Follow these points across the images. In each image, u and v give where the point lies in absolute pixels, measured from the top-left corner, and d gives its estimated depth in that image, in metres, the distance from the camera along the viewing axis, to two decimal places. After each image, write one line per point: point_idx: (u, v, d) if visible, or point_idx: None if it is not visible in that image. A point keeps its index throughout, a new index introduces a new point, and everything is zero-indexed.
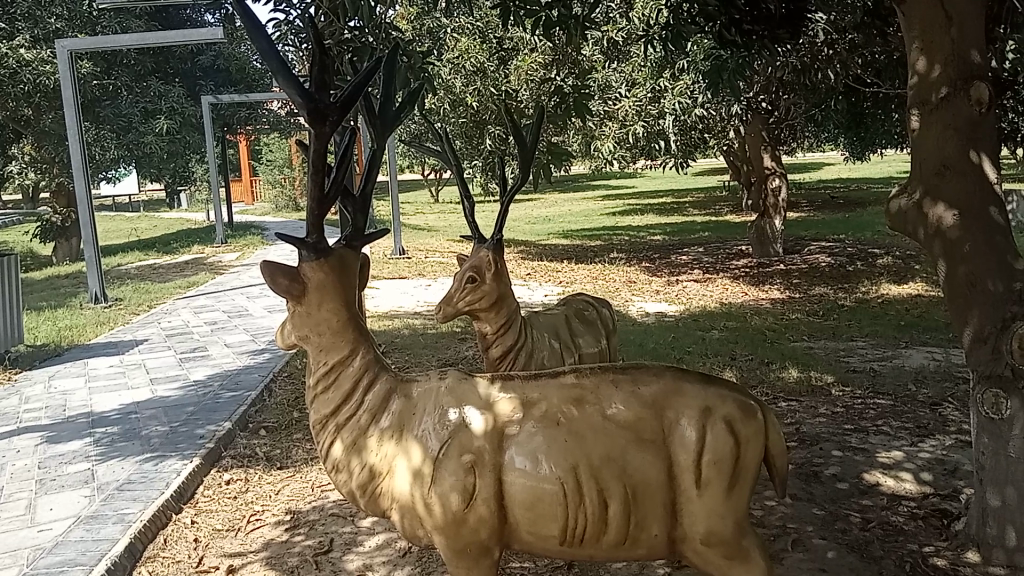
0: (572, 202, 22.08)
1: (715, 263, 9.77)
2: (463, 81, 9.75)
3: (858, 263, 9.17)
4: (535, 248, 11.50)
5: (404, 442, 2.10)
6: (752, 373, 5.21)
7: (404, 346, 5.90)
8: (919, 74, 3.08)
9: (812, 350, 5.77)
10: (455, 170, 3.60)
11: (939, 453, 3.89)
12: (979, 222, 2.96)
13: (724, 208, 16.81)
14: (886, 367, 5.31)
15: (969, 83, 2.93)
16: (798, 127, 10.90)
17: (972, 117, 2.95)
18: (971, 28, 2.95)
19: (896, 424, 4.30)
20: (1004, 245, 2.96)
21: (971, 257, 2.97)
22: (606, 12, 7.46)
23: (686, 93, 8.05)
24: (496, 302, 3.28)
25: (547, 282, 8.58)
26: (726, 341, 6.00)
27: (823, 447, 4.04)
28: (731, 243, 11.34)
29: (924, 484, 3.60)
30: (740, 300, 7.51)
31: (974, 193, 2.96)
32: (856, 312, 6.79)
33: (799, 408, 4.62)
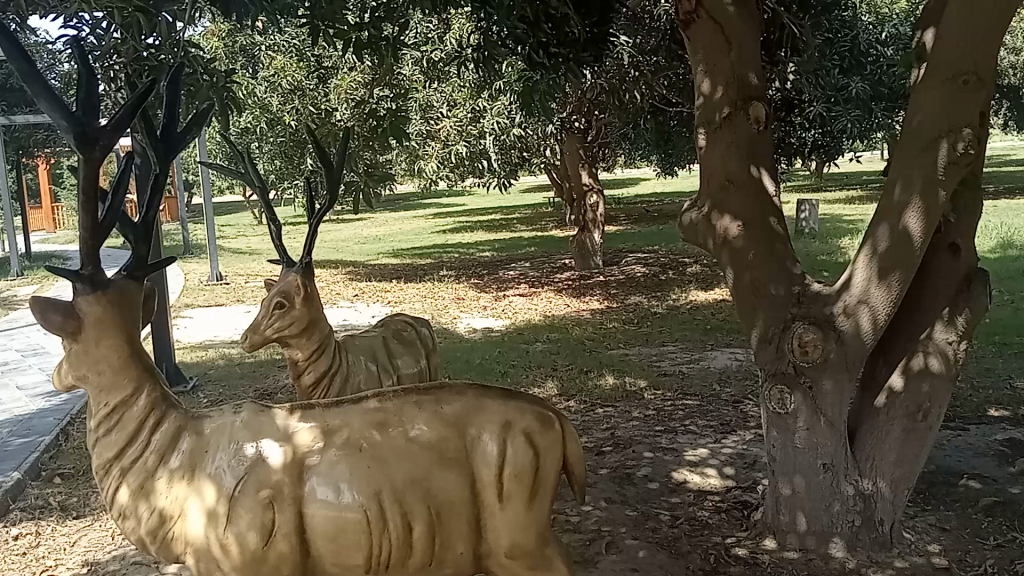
0: (402, 221, 22.03)
1: (540, 277, 10.04)
2: (280, 100, 9.50)
3: (669, 272, 9.71)
4: (363, 269, 11.37)
5: (196, 483, 2.00)
6: (572, 383, 5.37)
7: (219, 377, 5.65)
8: (704, 95, 3.29)
9: (628, 356, 6.03)
10: (260, 193, 3.49)
11: (739, 448, 4.16)
12: (760, 232, 3.20)
13: (549, 224, 17.32)
14: (693, 369, 5.63)
15: (748, 103, 3.17)
16: (613, 144, 11.42)
17: (751, 135, 3.20)
18: (748, 52, 3.19)
19: (702, 422, 4.56)
20: (783, 252, 3.22)
21: (755, 264, 3.20)
22: (425, 32, 7.90)
23: (505, 113, 8.53)
24: (307, 326, 3.19)
25: (374, 302, 8.51)
26: (548, 352, 6.17)
27: (635, 450, 4.21)
28: (555, 257, 11.69)
29: (727, 478, 3.84)
30: (562, 312, 7.74)
31: (755, 206, 3.20)
32: (668, 318, 7.18)
33: (614, 413, 4.80)
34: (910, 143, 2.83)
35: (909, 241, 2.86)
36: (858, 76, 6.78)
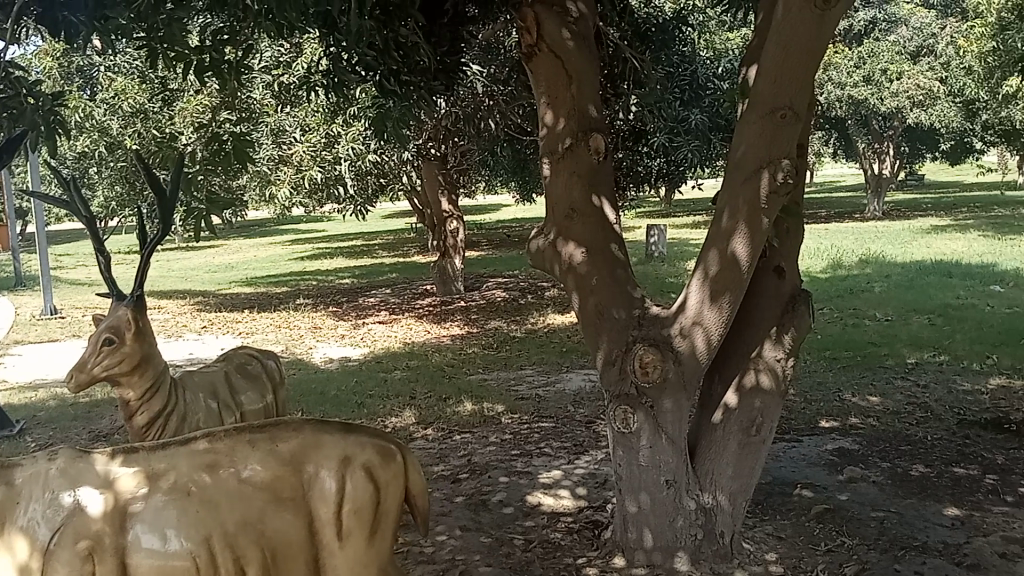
0: (259, 248, 21.37)
1: (400, 303, 9.98)
2: (121, 123, 9.12)
3: (528, 296, 9.87)
4: (216, 298, 10.94)
5: (5, 537, 1.85)
6: (429, 411, 5.35)
7: (52, 419, 5.27)
8: (546, 126, 3.38)
9: (486, 381, 6.06)
10: (86, 222, 3.29)
11: (592, 468, 4.26)
12: (602, 258, 3.31)
13: (411, 250, 17.27)
14: (549, 392, 5.73)
15: (588, 134, 3.28)
16: (471, 170, 11.54)
17: (591, 165, 3.31)
18: (587, 85, 3.30)
19: (557, 444, 4.64)
20: (623, 277, 3.34)
21: (598, 289, 3.31)
22: (278, 54, 7.88)
23: (359, 138, 8.57)
24: (139, 363, 3.04)
25: (225, 334, 8.19)
26: (406, 380, 6.12)
27: (491, 475, 4.23)
28: (416, 283, 11.65)
29: (579, 498, 3.91)
30: (422, 339, 7.71)
31: (597, 233, 3.30)
32: (526, 342, 7.29)
33: (472, 439, 4.82)
34: (735, 173, 3.00)
35: (736, 265, 3.03)
36: (696, 108, 7.18)
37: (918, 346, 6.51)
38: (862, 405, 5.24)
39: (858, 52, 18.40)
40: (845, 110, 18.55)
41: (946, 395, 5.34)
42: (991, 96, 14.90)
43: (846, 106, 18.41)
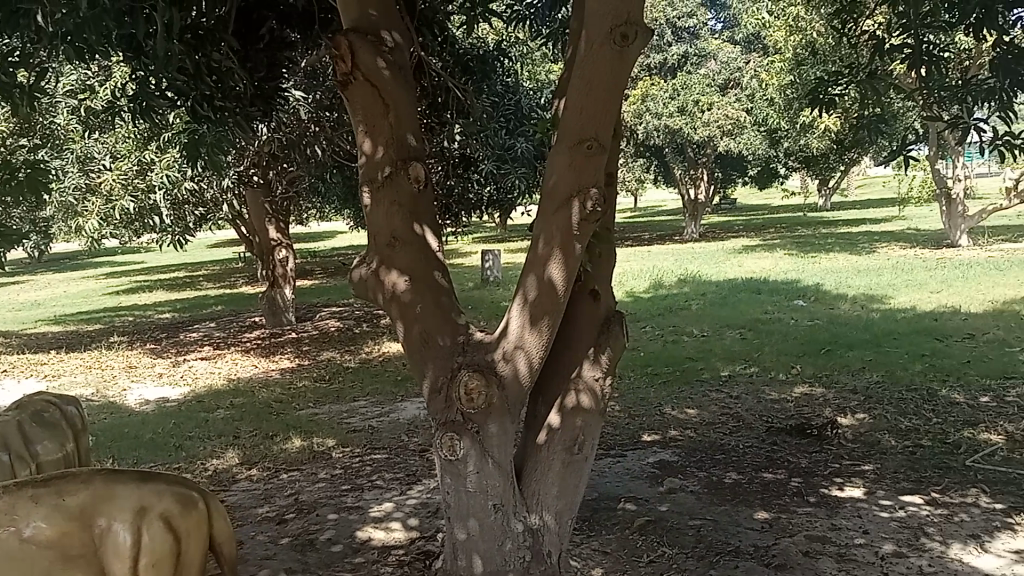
0: (70, 283, 19.88)
1: (227, 337, 9.57)
2: None
3: (362, 325, 9.73)
4: (18, 339, 10.07)
5: None
6: (256, 450, 5.14)
7: None
8: (365, 154, 3.34)
9: (316, 415, 5.90)
10: None
11: (423, 498, 4.22)
12: (426, 285, 3.30)
13: (240, 281, 16.63)
14: (382, 422, 5.65)
15: (408, 163, 3.28)
16: (300, 198, 11.30)
17: (412, 193, 3.30)
18: (405, 115, 3.30)
19: (388, 476, 4.58)
20: (447, 304, 3.35)
21: (422, 317, 3.30)
22: (83, 77, 7.42)
23: (175, 166, 8.20)
24: None
25: (27, 378, 7.53)
26: (231, 419, 5.85)
27: (319, 513, 4.11)
28: (244, 316, 11.21)
29: (411, 530, 3.86)
30: (249, 374, 7.41)
31: (419, 261, 3.30)
32: (359, 373, 7.16)
33: (300, 477, 4.66)
34: (549, 201, 3.08)
35: (553, 289, 3.11)
36: (521, 137, 7.40)
37: (731, 359, 6.95)
38: (682, 418, 5.51)
39: (672, 84, 19.56)
40: (663, 139, 19.64)
41: (756, 404, 5.71)
42: (789, 126, 16.25)
43: (663, 135, 19.49)
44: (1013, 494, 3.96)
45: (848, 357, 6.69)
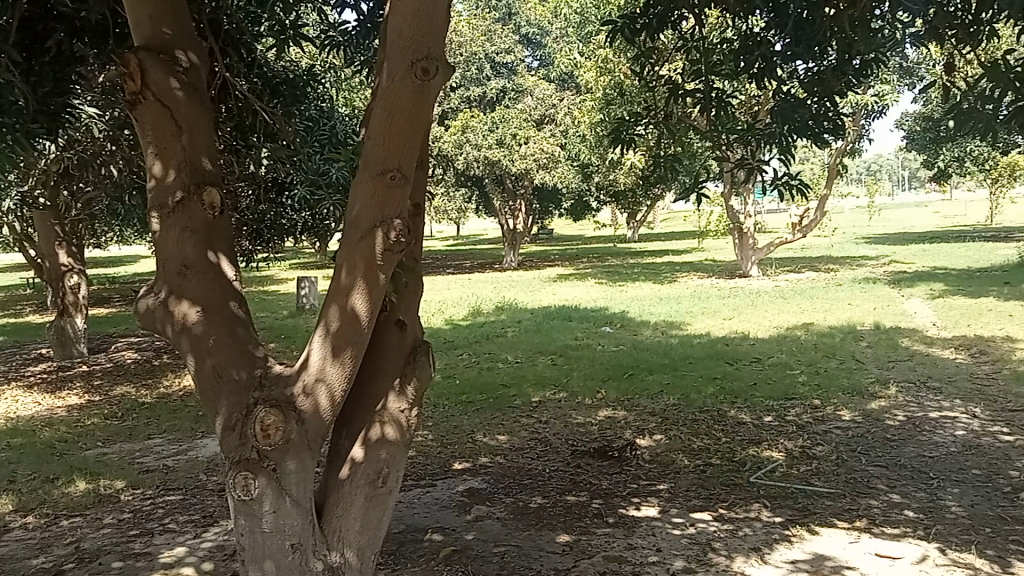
0: None
1: (5, 372, 8.69)
2: None
3: (163, 357, 9.16)
4: None
5: None
6: (32, 496, 4.68)
7: None
8: (154, 178, 3.12)
9: (105, 456, 5.46)
10: None
11: (220, 539, 4.01)
12: (219, 317, 3.12)
13: (24, 309, 15.21)
14: (179, 461, 5.32)
15: (201, 188, 3.09)
16: (96, 222, 10.55)
17: (206, 220, 3.12)
18: (199, 139, 3.13)
19: (183, 518, 4.31)
20: (243, 336, 3.17)
21: (216, 350, 3.09)
22: None
23: None
24: None
25: None
26: (5, 462, 5.31)
27: (102, 561, 3.79)
28: (28, 348, 10.26)
29: (204, 573, 3.64)
30: (29, 412, 6.77)
31: (213, 291, 3.11)
32: (156, 408, 6.72)
33: (82, 523, 4.29)
34: (351, 233, 2.98)
35: (357, 320, 3.02)
36: None
37: (542, 385, 7.12)
38: (491, 445, 5.57)
39: (491, 116, 20.02)
40: (482, 170, 20.02)
41: (563, 428, 5.88)
42: (600, 161, 17.04)
43: (483, 166, 19.85)
44: (789, 507, 4.29)
45: (649, 381, 7.04)
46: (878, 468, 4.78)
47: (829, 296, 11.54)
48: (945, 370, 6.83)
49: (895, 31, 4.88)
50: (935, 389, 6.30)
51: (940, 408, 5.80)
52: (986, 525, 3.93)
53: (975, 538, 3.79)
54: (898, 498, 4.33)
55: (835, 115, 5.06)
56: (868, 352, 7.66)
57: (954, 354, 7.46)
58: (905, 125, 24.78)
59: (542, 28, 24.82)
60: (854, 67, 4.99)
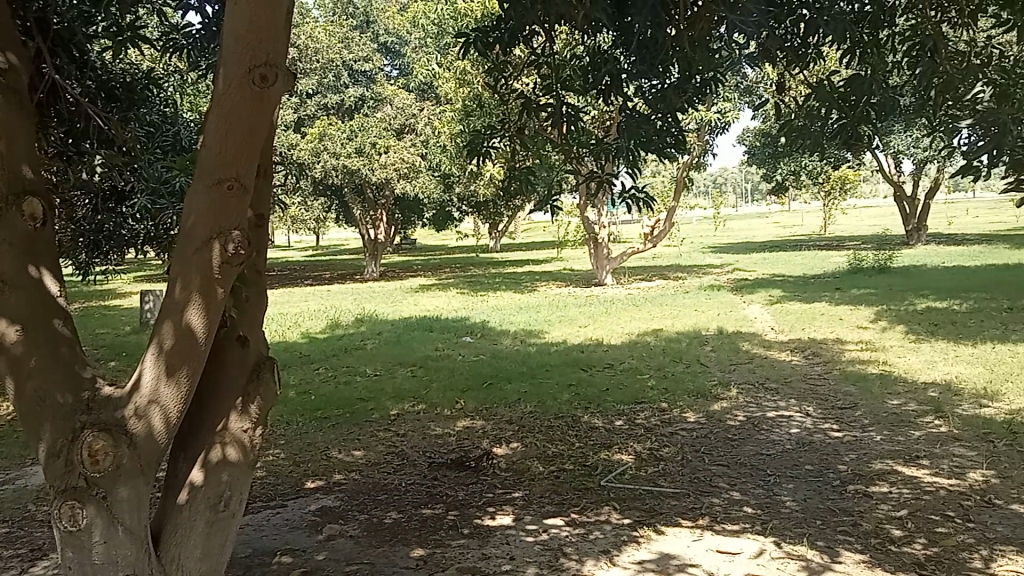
0: None
1: None
2: None
3: None
4: None
5: None
6: None
7: None
8: None
9: None
10: None
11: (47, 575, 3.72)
12: (40, 334, 2.74)
13: None
14: (4, 492, 4.92)
15: (19, 194, 2.76)
16: None
17: (24, 229, 2.77)
18: (15, 142, 2.80)
19: (5, 554, 3.98)
20: (69, 356, 2.82)
21: (37, 371, 2.72)
22: None
23: None
24: None
25: None
26: None
27: None
28: None
29: None
30: None
31: (33, 304, 2.73)
32: None
33: None
34: (186, 242, 2.73)
35: (193, 337, 2.78)
36: None
37: (400, 398, 7.05)
38: (347, 460, 5.47)
39: (349, 125, 19.74)
40: (340, 178, 19.67)
41: (421, 441, 5.85)
42: (461, 172, 17.11)
43: (341, 175, 19.51)
44: (638, 509, 4.43)
45: (507, 390, 7.11)
46: (720, 467, 5.02)
47: (678, 303, 12.05)
48: (781, 371, 7.27)
49: (731, 52, 5.15)
50: (772, 390, 6.69)
51: (776, 408, 6.17)
52: (816, 516, 4.19)
53: (806, 530, 4.04)
54: (738, 495, 4.56)
55: (678, 129, 5.23)
56: (712, 356, 8.04)
57: (790, 356, 7.95)
58: (747, 141, 26.27)
59: (401, 37, 24.74)
60: (695, 84, 5.23)
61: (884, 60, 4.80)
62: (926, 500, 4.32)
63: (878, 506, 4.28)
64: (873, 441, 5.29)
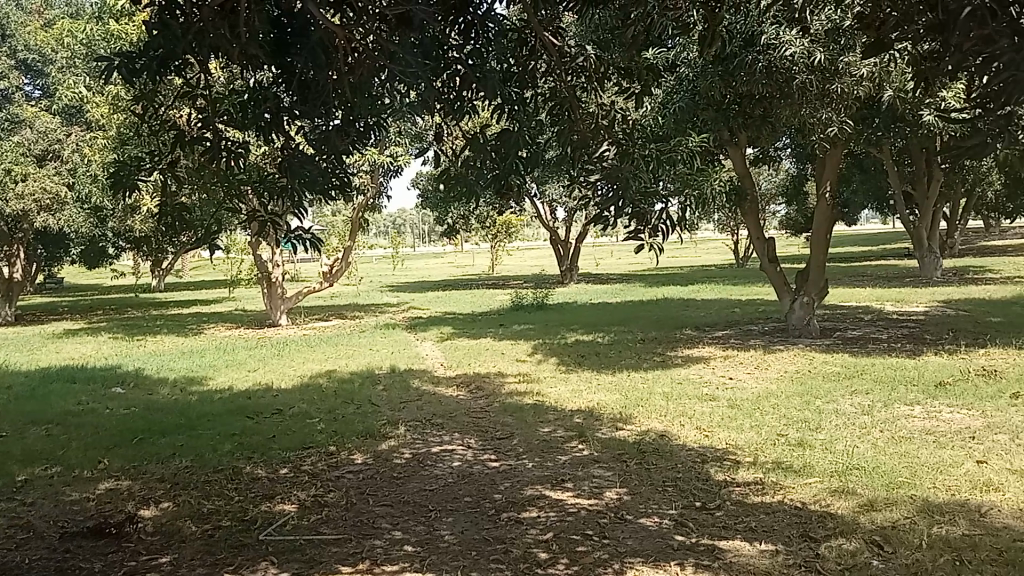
0: None
1: None
2: None
3: None
4: None
5: None
6: None
7: None
8: None
9: None
10: None
11: None
12: None
13: None
14: None
15: None
16: None
17: None
18: None
19: None
20: None
21: None
22: None
23: None
24: None
25: None
26: None
27: None
28: None
29: None
30: None
31: None
32: None
33: None
34: None
35: None
36: None
37: (30, 461, 6.20)
38: None
39: None
40: None
41: (52, 509, 5.17)
42: (116, 205, 15.68)
43: None
44: (297, 560, 4.29)
45: (160, 444, 6.56)
46: (384, 508, 5.03)
47: (352, 342, 12.02)
48: (445, 407, 7.53)
49: (393, 100, 5.21)
50: (437, 426, 6.89)
51: (440, 443, 6.36)
52: (472, 548, 4.36)
53: (462, 563, 4.18)
54: (399, 534, 4.60)
55: (343, 172, 5.12)
56: (382, 394, 8.11)
57: (455, 391, 8.27)
58: (420, 183, 27.15)
59: (45, 55, 22.27)
60: (357, 129, 5.20)
61: (531, 117, 5.14)
62: (569, 521, 4.69)
63: (527, 531, 4.56)
64: (526, 468, 5.64)
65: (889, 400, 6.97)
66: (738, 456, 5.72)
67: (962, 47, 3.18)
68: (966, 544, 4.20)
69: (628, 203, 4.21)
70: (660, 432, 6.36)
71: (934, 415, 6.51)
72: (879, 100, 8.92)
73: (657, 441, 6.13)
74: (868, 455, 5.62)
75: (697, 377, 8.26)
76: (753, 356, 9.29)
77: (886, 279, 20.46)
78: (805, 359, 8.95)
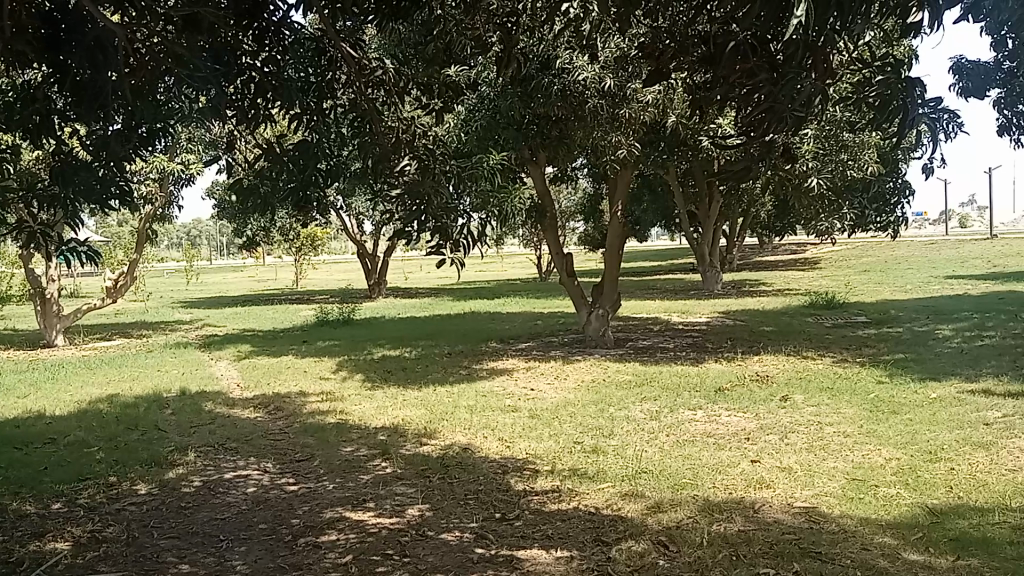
0: None
1: None
2: None
3: None
4: None
5: None
6: None
7: None
8: None
9: None
10: None
11: None
12: None
13: None
14: None
15: None
16: None
17: None
18: None
19: None
20: None
21: None
22: None
23: None
24: None
25: None
26: None
27: None
28: None
29: None
30: None
31: None
32: None
33: None
34: None
35: None
36: None
37: None
38: None
39: None
40: None
41: None
42: None
43: None
44: None
45: None
46: (169, 540, 4.71)
47: (139, 363, 11.21)
48: (240, 430, 7.18)
49: (181, 106, 4.90)
50: (232, 450, 6.56)
51: (235, 468, 6.05)
52: None
53: None
54: (186, 568, 4.32)
55: (124, 180, 4.77)
56: (171, 419, 7.61)
57: (252, 412, 7.91)
58: (216, 194, 25.83)
59: None
60: (142, 135, 4.85)
61: (330, 129, 5.01)
62: (368, 542, 4.60)
63: (325, 556, 4.43)
64: (326, 490, 5.49)
65: (675, 406, 7.42)
66: (537, 465, 5.87)
67: (727, 78, 3.43)
68: (741, 539, 4.54)
69: (429, 218, 4.23)
70: (462, 445, 6.40)
71: (714, 419, 7.01)
72: (663, 126, 9.51)
73: (459, 454, 6.17)
74: (656, 458, 5.95)
75: (500, 389, 8.40)
76: (553, 367, 9.60)
77: (674, 291, 21.89)
78: (601, 368, 9.36)
